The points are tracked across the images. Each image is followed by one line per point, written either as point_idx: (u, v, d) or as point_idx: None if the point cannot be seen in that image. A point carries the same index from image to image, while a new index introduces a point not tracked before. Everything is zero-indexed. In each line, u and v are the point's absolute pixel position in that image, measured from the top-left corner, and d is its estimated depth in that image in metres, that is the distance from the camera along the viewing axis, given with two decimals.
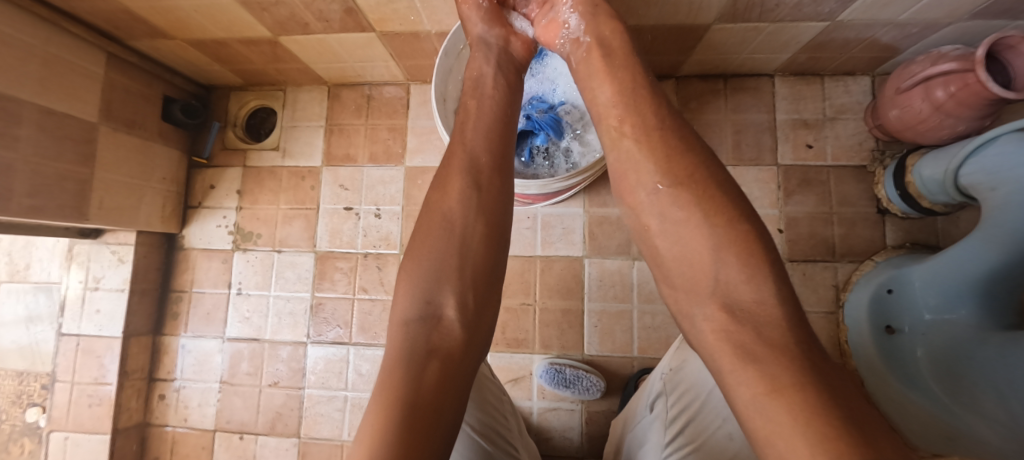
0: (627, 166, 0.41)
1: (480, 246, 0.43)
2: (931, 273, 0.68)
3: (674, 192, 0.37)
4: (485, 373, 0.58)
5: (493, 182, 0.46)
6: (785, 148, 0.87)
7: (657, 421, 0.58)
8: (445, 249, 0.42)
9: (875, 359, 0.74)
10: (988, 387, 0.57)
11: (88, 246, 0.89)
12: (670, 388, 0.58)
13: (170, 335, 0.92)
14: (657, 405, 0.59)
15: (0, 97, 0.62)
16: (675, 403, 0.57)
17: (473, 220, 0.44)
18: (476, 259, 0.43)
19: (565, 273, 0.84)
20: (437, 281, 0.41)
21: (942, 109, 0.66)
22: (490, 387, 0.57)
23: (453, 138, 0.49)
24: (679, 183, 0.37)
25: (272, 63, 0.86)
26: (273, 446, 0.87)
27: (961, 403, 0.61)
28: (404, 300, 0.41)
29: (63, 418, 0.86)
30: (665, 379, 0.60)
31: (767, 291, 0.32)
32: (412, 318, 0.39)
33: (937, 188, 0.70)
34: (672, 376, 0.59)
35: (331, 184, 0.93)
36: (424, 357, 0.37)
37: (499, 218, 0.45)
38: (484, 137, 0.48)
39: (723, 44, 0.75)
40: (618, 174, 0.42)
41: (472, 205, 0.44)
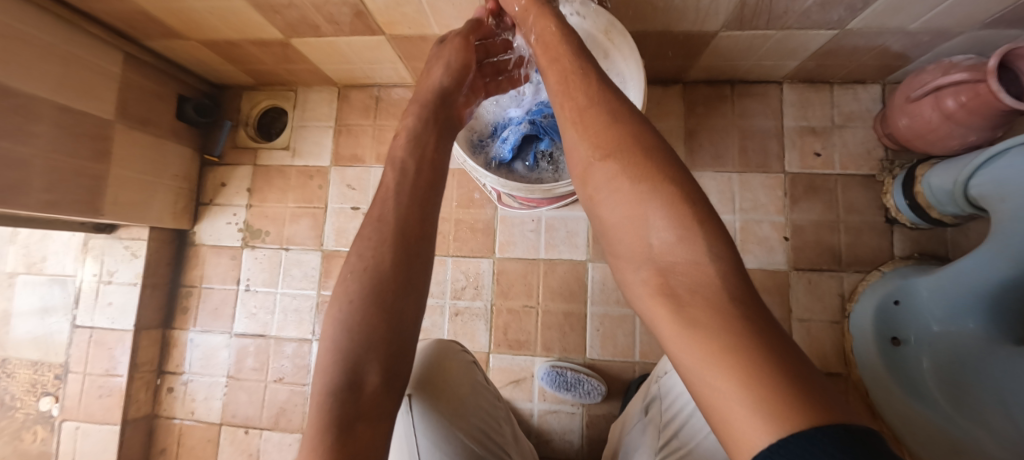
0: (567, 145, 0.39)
1: (408, 296, 0.41)
2: (938, 285, 0.67)
3: (607, 168, 0.35)
4: (479, 380, 0.59)
5: (423, 245, 0.45)
6: (793, 155, 0.86)
7: (653, 424, 0.60)
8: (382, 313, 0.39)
9: (881, 370, 0.74)
10: (1001, 402, 0.56)
11: (102, 240, 0.92)
12: (664, 392, 0.60)
13: (179, 329, 0.94)
14: (654, 408, 0.61)
15: (19, 95, 0.64)
16: (669, 407, 0.58)
17: (396, 271, 0.42)
18: (405, 325, 0.41)
19: (569, 276, 0.85)
20: (359, 344, 0.38)
21: (953, 119, 0.66)
22: (484, 394, 0.58)
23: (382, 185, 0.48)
24: (607, 155, 0.35)
25: (283, 64, 0.87)
26: (276, 441, 0.88)
27: (965, 413, 0.61)
28: (323, 367, 0.37)
29: (74, 408, 0.88)
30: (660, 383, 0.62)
31: (699, 251, 0.29)
32: (334, 391, 0.36)
33: (947, 199, 0.70)
34: (667, 379, 0.60)
35: (339, 184, 0.95)
36: (348, 427, 0.34)
37: (423, 265, 0.44)
38: (403, 200, 0.46)
39: (730, 50, 0.75)
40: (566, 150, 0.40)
41: (396, 259, 0.42)
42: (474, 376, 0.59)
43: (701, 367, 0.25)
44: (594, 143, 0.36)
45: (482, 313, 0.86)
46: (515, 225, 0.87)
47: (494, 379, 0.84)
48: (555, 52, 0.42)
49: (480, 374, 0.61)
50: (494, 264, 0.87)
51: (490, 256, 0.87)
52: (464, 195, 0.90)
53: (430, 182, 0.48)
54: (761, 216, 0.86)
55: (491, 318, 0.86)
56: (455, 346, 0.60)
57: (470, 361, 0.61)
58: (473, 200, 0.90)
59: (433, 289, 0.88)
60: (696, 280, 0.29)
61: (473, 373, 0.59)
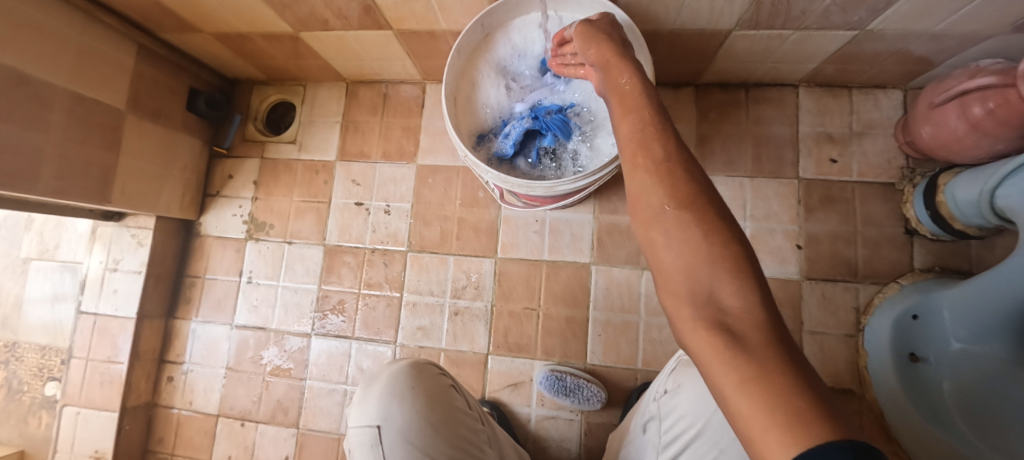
0: (638, 190, 0.39)
1: None
2: (963, 303, 0.64)
3: (680, 217, 0.36)
4: (459, 406, 0.56)
5: None
6: (808, 162, 0.83)
7: (652, 443, 0.60)
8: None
9: (898, 392, 0.69)
10: None
11: (111, 229, 0.93)
12: (663, 412, 0.59)
13: (182, 319, 0.95)
14: (651, 426, 0.61)
15: (34, 83, 0.65)
16: (669, 427, 0.57)
17: None
18: None
19: (572, 280, 0.83)
20: None
21: (979, 127, 0.63)
22: (464, 420, 0.56)
23: None
24: (684, 206, 0.37)
25: (293, 59, 0.87)
26: (272, 435, 0.88)
27: (993, 444, 0.59)
28: None
29: (76, 394, 0.89)
30: (660, 401, 0.60)
31: (753, 301, 0.33)
32: None
33: (972, 210, 0.66)
34: (669, 399, 0.58)
35: (344, 179, 0.94)
36: None
37: None
38: None
39: (746, 52, 0.73)
40: (630, 198, 0.40)
41: None
42: (452, 402, 0.56)
43: (744, 386, 0.29)
44: (670, 192, 0.38)
45: (482, 314, 0.84)
46: (519, 226, 0.86)
47: (492, 382, 0.82)
48: (627, 103, 0.43)
49: (460, 399, 0.58)
50: (496, 265, 0.85)
51: (492, 256, 0.86)
52: (468, 194, 0.89)
53: None
54: (774, 225, 0.83)
55: (491, 319, 0.84)
56: (423, 366, 0.57)
57: (449, 385, 0.58)
58: (478, 200, 0.89)
59: (433, 288, 0.87)
60: (749, 322, 0.32)
61: (450, 399, 0.56)
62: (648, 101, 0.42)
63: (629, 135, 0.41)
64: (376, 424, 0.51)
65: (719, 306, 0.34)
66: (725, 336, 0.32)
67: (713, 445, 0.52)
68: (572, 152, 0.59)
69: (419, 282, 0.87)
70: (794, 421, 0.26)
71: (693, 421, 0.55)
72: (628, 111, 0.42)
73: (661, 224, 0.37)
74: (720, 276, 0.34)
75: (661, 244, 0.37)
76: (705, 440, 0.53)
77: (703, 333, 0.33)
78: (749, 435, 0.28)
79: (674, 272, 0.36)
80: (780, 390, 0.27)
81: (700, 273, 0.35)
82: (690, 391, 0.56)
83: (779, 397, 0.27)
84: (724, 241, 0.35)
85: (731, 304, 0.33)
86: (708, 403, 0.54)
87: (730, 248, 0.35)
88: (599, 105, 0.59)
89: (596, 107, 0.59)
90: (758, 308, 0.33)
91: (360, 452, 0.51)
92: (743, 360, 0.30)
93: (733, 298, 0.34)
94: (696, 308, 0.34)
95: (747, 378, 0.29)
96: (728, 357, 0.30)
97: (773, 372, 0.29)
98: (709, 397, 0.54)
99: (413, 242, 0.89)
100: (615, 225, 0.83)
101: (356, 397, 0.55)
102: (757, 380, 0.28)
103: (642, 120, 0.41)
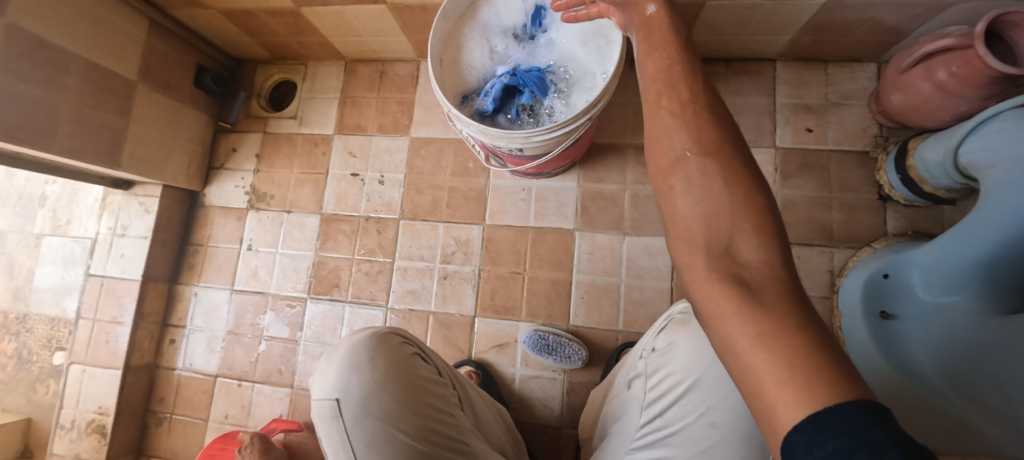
0: (660, 132, 0.40)
1: None
2: (933, 258, 0.66)
3: (701, 162, 0.37)
4: (425, 375, 0.49)
5: None
6: (785, 131, 0.86)
7: (635, 401, 0.54)
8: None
9: (869, 345, 0.70)
10: (1007, 381, 0.53)
11: (120, 196, 0.98)
12: (650, 370, 0.53)
13: (185, 284, 0.99)
14: (636, 383, 0.55)
15: (52, 48, 0.70)
16: (656, 386, 0.52)
17: None
18: None
19: (557, 245, 0.86)
20: None
21: (944, 88, 0.66)
22: (431, 389, 0.49)
23: None
24: (706, 153, 0.37)
25: (295, 36, 0.92)
26: (267, 395, 0.91)
27: (955, 385, 0.59)
28: None
29: (83, 352, 0.93)
30: (648, 360, 0.55)
31: (774, 255, 0.32)
32: None
33: (939, 171, 0.69)
34: (658, 357, 0.53)
35: (341, 151, 0.99)
36: None
37: None
38: None
39: (722, 22, 0.76)
40: (651, 142, 0.41)
41: None
42: (418, 371, 0.49)
43: (762, 340, 0.27)
44: (694, 137, 0.38)
45: (471, 277, 0.88)
46: (507, 194, 0.89)
47: (479, 343, 0.85)
48: (654, 39, 0.44)
49: (428, 368, 0.51)
50: (484, 231, 0.89)
51: (481, 223, 0.89)
52: (459, 164, 0.93)
53: None
54: None
55: (478, 282, 0.87)
56: (380, 337, 0.49)
57: (413, 354, 0.50)
58: (468, 170, 0.92)
59: (424, 253, 0.90)
60: (767, 275, 0.31)
61: (413, 368, 0.49)
62: (676, 36, 0.43)
63: (655, 74, 0.42)
64: (335, 397, 0.45)
65: (737, 259, 0.33)
66: (739, 288, 0.31)
67: (703, 401, 0.47)
68: (549, 108, 0.62)
69: (410, 248, 0.91)
70: (814, 381, 0.24)
71: (683, 378, 0.49)
72: (655, 46, 0.43)
73: (682, 168, 0.38)
74: (740, 226, 0.34)
75: (679, 191, 0.38)
76: (694, 397, 0.48)
77: (716, 285, 0.32)
78: (760, 388, 0.27)
79: (690, 220, 0.37)
80: (799, 349, 0.26)
81: (721, 224, 0.35)
82: (685, 345, 0.50)
83: (797, 354, 0.26)
84: (747, 190, 0.35)
85: (749, 258, 0.32)
86: (705, 356, 0.48)
87: (754, 199, 0.35)
88: (573, 64, 0.63)
89: (570, 66, 0.63)
90: (779, 261, 0.32)
91: (326, 430, 0.46)
92: (759, 314, 0.28)
93: (751, 251, 0.33)
94: (710, 259, 0.34)
95: (766, 333, 0.27)
96: (744, 312, 0.29)
97: (793, 327, 0.27)
98: (707, 349, 0.48)
99: (405, 210, 0.93)
100: (600, 193, 0.86)
101: (319, 368, 0.49)
102: (775, 335, 0.27)
103: (669, 57, 0.42)
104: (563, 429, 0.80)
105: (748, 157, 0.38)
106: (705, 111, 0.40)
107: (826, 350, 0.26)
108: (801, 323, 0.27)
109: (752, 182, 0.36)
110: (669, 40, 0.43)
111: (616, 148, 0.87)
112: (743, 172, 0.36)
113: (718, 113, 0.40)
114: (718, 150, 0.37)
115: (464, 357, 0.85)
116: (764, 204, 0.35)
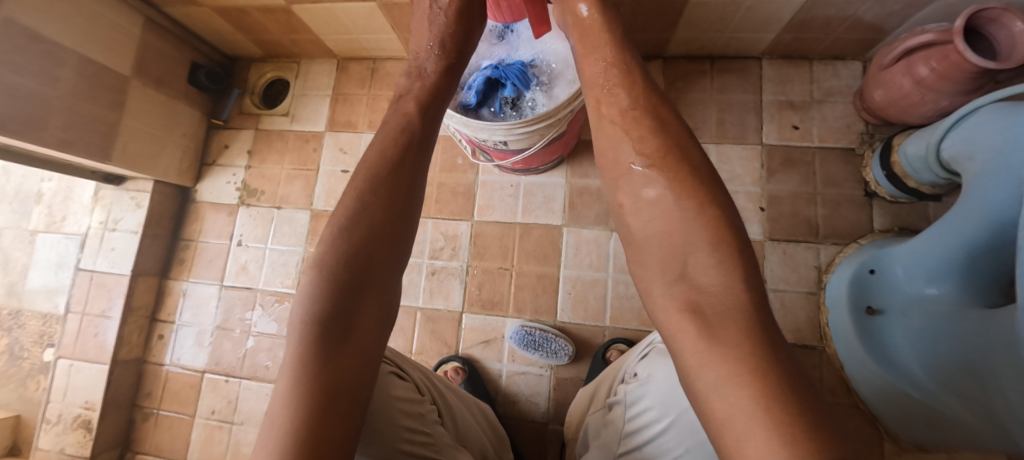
0: (607, 143, 0.44)
1: (329, 282, 0.39)
2: (915, 251, 0.65)
3: (647, 174, 0.40)
4: (401, 396, 0.43)
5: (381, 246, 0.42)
6: (770, 128, 0.87)
7: (615, 428, 0.54)
8: (349, 305, 0.38)
9: (853, 338, 0.71)
10: (985, 378, 0.52)
11: (112, 191, 0.98)
12: (630, 400, 0.53)
13: (175, 279, 0.99)
14: (618, 408, 0.55)
15: (46, 42, 0.71)
16: (635, 417, 0.51)
17: (360, 218, 0.43)
18: (377, 257, 0.42)
19: (543, 240, 0.86)
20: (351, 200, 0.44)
21: (924, 84, 0.66)
22: (403, 409, 0.42)
23: (343, 211, 0.43)
24: (651, 163, 0.40)
25: (287, 34, 0.93)
26: (254, 391, 0.91)
27: (954, 392, 0.58)
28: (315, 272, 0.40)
29: (71, 346, 0.94)
30: (630, 389, 0.54)
31: (733, 278, 0.33)
32: (349, 215, 0.43)
33: (921, 166, 0.69)
34: (637, 389, 0.53)
35: (332, 147, 1.00)
36: (357, 210, 0.43)
37: (386, 249, 0.43)
38: (324, 290, 0.38)
39: (705, 20, 0.77)
40: (601, 151, 0.45)
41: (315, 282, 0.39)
42: (392, 390, 0.43)
43: (720, 386, 0.28)
44: (640, 147, 0.41)
45: (458, 273, 0.88)
46: (494, 189, 0.90)
47: (466, 338, 0.85)
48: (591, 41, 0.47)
49: (405, 385, 0.44)
50: (472, 227, 0.89)
51: (468, 219, 0.89)
52: (447, 160, 0.93)
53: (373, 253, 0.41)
54: (737, 187, 0.86)
55: (466, 277, 0.87)
56: None
57: (389, 373, 0.44)
58: (457, 166, 0.93)
59: (412, 249, 0.90)
60: (728, 300, 0.32)
61: (387, 388, 0.42)
62: (610, 35, 0.46)
63: (593, 79, 0.46)
64: None
65: (695, 283, 0.34)
66: (696, 320, 0.32)
67: (679, 441, 0.45)
68: (531, 101, 0.63)
69: None
70: (773, 433, 0.25)
71: (660, 415, 0.48)
72: (592, 48, 0.47)
73: (629, 181, 0.41)
74: (697, 244, 0.35)
75: (632, 208, 0.41)
76: (670, 436, 0.46)
77: (674, 314, 0.33)
78: (721, 440, 0.28)
79: (648, 239, 0.39)
80: (760, 397, 0.26)
81: (676, 232, 0.37)
82: (661, 379, 0.50)
83: (756, 405, 0.26)
84: (698, 202, 0.37)
85: (707, 282, 0.33)
86: (679, 397, 0.47)
87: (706, 211, 0.36)
88: (555, 58, 0.64)
89: (552, 59, 0.64)
90: (736, 283, 0.32)
91: None
92: (717, 356, 0.29)
93: (710, 277, 0.33)
94: (668, 283, 0.36)
95: (730, 378, 0.28)
96: (709, 349, 0.30)
97: (758, 368, 0.28)
98: (679, 388, 0.47)
99: None
100: (586, 189, 0.87)
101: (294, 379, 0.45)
102: (734, 382, 0.28)
103: (605, 60, 0.46)
104: (548, 424, 0.80)
105: (703, 161, 0.40)
106: (646, 117, 0.42)
107: (791, 395, 0.26)
108: (762, 367, 0.28)
109: (699, 190, 0.37)
110: (604, 40, 0.47)
111: None
112: (687, 180, 0.38)
113: (661, 117, 0.42)
114: (663, 161, 0.40)
115: (450, 353, 0.85)
116: (713, 214, 0.36)
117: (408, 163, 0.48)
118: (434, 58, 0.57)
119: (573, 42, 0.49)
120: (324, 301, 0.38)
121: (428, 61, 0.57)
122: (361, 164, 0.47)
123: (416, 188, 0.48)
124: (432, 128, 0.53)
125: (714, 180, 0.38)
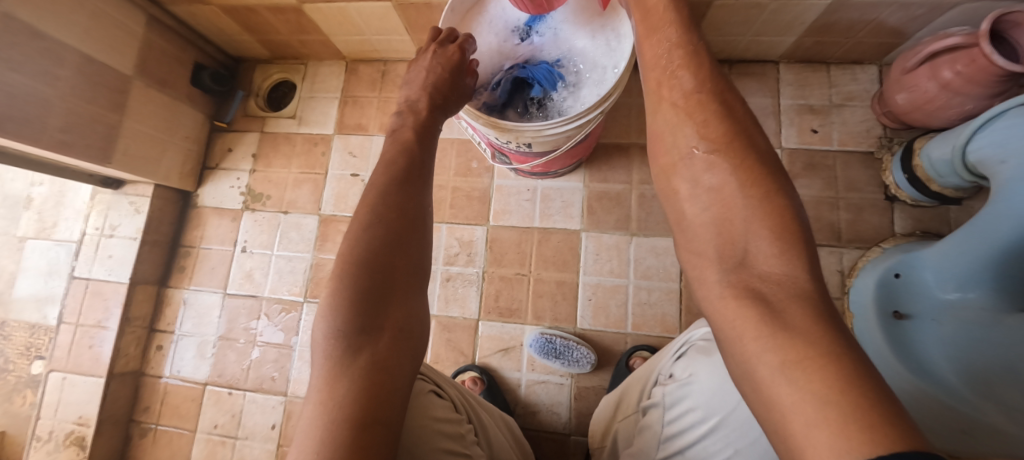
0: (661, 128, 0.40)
1: (343, 297, 0.36)
2: (942, 257, 0.65)
3: (710, 159, 0.37)
4: (439, 416, 0.40)
5: (397, 257, 0.40)
6: (790, 132, 0.86)
7: (650, 432, 0.49)
8: (368, 320, 0.36)
9: (882, 347, 0.68)
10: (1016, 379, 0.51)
11: (109, 196, 0.94)
12: (668, 402, 0.47)
13: (175, 288, 0.95)
14: (652, 412, 0.50)
15: (46, 39, 0.68)
16: (676, 420, 0.46)
17: (371, 230, 0.40)
18: (396, 269, 0.39)
19: (563, 246, 0.84)
20: (365, 213, 0.42)
21: (950, 87, 0.66)
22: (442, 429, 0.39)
23: (355, 224, 0.41)
24: (714, 149, 0.37)
25: (296, 34, 0.90)
26: (259, 404, 0.87)
27: (982, 393, 0.54)
28: (331, 289, 0.37)
29: (64, 358, 0.89)
30: (666, 390, 0.49)
31: (798, 267, 0.30)
32: (368, 226, 0.41)
33: (946, 169, 0.68)
34: (675, 389, 0.47)
35: (341, 151, 0.97)
36: (371, 224, 0.41)
37: (404, 259, 0.40)
38: (340, 306, 0.36)
39: (728, 23, 0.76)
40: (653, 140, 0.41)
41: (326, 304, 0.37)
42: (430, 409, 0.40)
43: (785, 371, 0.25)
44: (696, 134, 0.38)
45: (474, 279, 0.85)
46: (511, 194, 0.88)
47: (483, 347, 0.82)
48: (653, 22, 0.45)
49: (444, 404, 0.42)
50: (488, 232, 0.87)
51: (484, 224, 0.87)
52: (462, 164, 0.91)
53: (388, 265, 0.39)
54: None
55: (482, 284, 0.85)
56: None
57: (428, 391, 0.42)
58: (471, 169, 0.91)
59: None
60: (789, 289, 0.29)
61: (427, 409, 0.40)
62: (676, 15, 0.44)
63: (656, 61, 0.43)
64: None
65: (755, 271, 0.31)
66: (759, 306, 0.29)
67: (727, 443, 0.41)
68: (558, 102, 0.61)
69: None
70: (850, 417, 0.21)
71: (705, 416, 0.43)
72: (654, 28, 0.44)
73: (687, 166, 0.38)
74: (757, 233, 0.32)
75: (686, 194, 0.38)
76: (716, 438, 0.42)
77: (731, 301, 0.30)
78: (785, 428, 0.24)
79: (703, 227, 0.36)
80: (835, 381, 0.23)
81: (734, 229, 0.34)
82: (705, 378, 0.45)
83: (829, 389, 0.23)
84: (763, 192, 0.34)
85: (769, 270, 0.31)
86: (729, 393, 0.42)
87: (772, 200, 0.33)
88: (582, 58, 0.62)
89: (580, 60, 0.62)
90: (804, 276, 0.30)
91: None
92: (781, 340, 0.26)
93: (771, 263, 0.31)
94: (724, 271, 0.32)
95: (789, 362, 0.25)
96: (764, 334, 0.27)
97: (826, 353, 0.24)
98: (731, 387, 0.42)
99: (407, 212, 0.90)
100: (605, 193, 0.85)
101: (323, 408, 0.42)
102: (803, 365, 0.25)
103: (665, 44, 0.43)
104: (570, 436, 0.77)
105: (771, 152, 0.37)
106: (710, 101, 0.39)
107: (871, 382, 0.23)
108: (835, 351, 0.25)
109: (760, 179, 0.34)
110: (668, 21, 0.44)
111: (621, 149, 0.87)
112: (751, 168, 0.35)
113: (721, 102, 0.39)
114: (729, 147, 0.37)
115: (467, 362, 0.82)
116: (781, 204, 0.33)
117: (415, 180, 0.46)
118: (425, 99, 0.55)
119: (632, 22, 0.47)
120: (345, 322, 0.35)
121: (419, 99, 0.55)
122: (372, 178, 0.45)
123: (426, 203, 0.45)
124: (429, 154, 0.51)
125: (779, 169, 0.35)
